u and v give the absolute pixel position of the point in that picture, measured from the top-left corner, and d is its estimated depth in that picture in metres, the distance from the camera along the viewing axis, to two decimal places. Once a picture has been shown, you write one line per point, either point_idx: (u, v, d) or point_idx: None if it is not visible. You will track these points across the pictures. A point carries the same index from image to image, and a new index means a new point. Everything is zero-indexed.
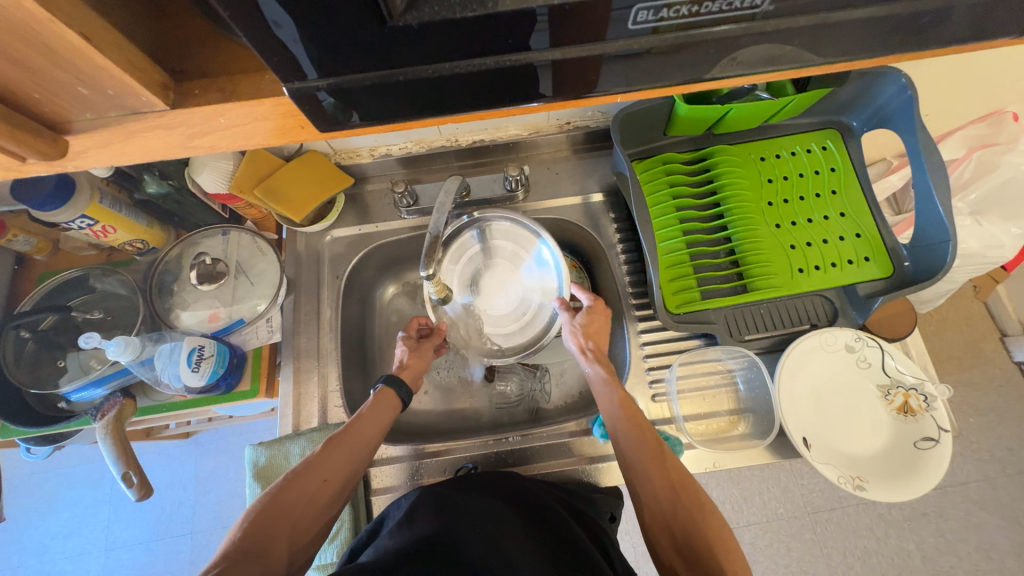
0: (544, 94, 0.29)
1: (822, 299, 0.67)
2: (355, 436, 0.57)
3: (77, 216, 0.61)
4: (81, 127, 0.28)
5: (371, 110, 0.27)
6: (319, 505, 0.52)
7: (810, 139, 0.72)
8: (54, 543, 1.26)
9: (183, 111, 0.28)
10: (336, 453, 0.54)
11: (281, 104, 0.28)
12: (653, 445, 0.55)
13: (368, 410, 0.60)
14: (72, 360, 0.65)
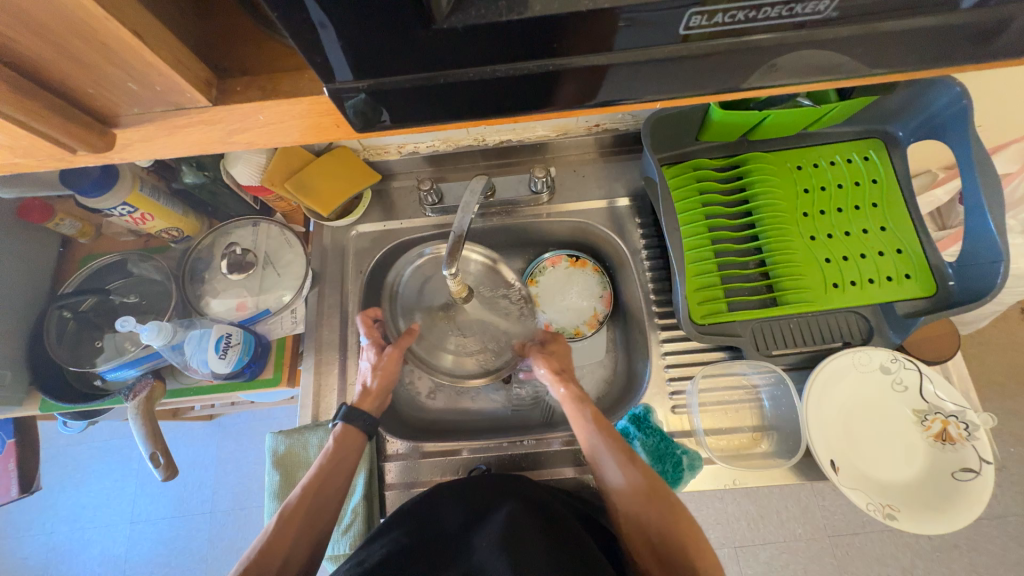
0: (584, 100, 0.28)
1: (857, 316, 0.64)
2: (329, 465, 0.59)
3: (120, 202, 0.63)
4: (127, 120, 0.29)
5: (409, 112, 0.27)
6: (311, 534, 0.55)
7: (851, 148, 0.69)
8: (84, 512, 1.32)
9: (225, 106, 0.28)
10: (317, 485, 0.58)
11: (320, 103, 0.28)
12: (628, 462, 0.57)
13: (335, 440, 0.61)
14: (108, 340, 0.68)
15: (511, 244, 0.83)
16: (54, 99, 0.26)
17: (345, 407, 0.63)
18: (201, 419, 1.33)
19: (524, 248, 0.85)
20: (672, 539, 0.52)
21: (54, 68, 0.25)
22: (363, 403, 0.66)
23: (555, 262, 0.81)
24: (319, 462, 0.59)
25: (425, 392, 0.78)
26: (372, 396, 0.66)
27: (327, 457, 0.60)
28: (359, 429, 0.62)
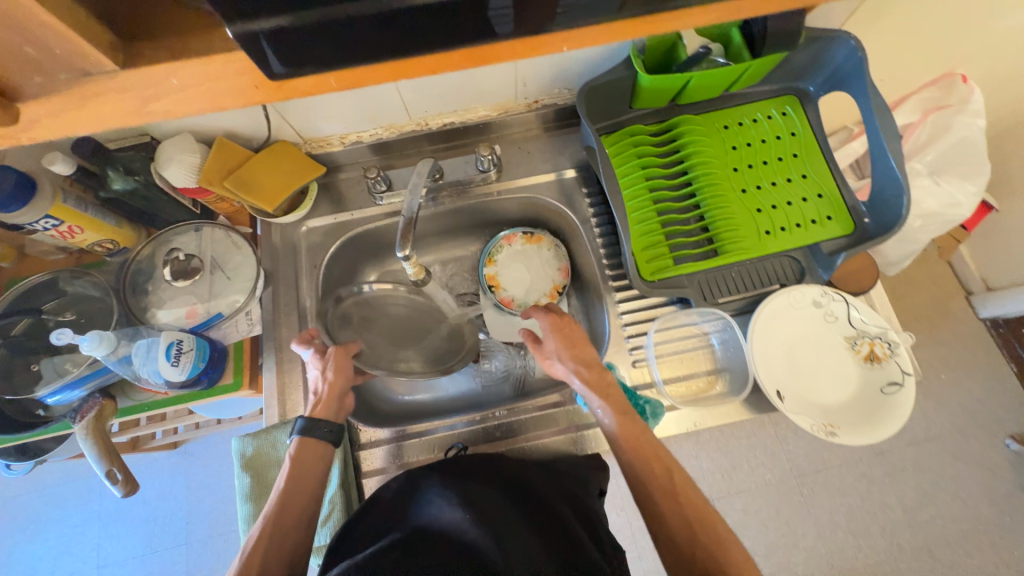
0: (488, 34, 0.29)
1: (789, 259, 0.69)
2: (297, 479, 0.56)
3: (42, 215, 0.60)
4: (30, 96, 0.28)
5: (316, 51, 0.28)
6: (286, 554, 0.51)
7: (770, 106, 0.75)
8: (43, 564, 1.23)
9: (133, 70, 0.28)
10: (286, 505, 0.54)
11: (234, 61, 0.29)
12: (652, 454, 0.55)
13: (296, 453, 0.57)
14: (47, 364, 0.64)
15: (466, 226, 0.85)
16: None
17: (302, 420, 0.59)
18: (164, 447, 1.27)
19: (480, 229, 0.86)
20: (680, 509, 0.52)
21: None
22: (316, 412, 0.61)
23: (511, 239, 0.83)
24: (284, 481, 0.55)
25: (395, 380, 0.78)
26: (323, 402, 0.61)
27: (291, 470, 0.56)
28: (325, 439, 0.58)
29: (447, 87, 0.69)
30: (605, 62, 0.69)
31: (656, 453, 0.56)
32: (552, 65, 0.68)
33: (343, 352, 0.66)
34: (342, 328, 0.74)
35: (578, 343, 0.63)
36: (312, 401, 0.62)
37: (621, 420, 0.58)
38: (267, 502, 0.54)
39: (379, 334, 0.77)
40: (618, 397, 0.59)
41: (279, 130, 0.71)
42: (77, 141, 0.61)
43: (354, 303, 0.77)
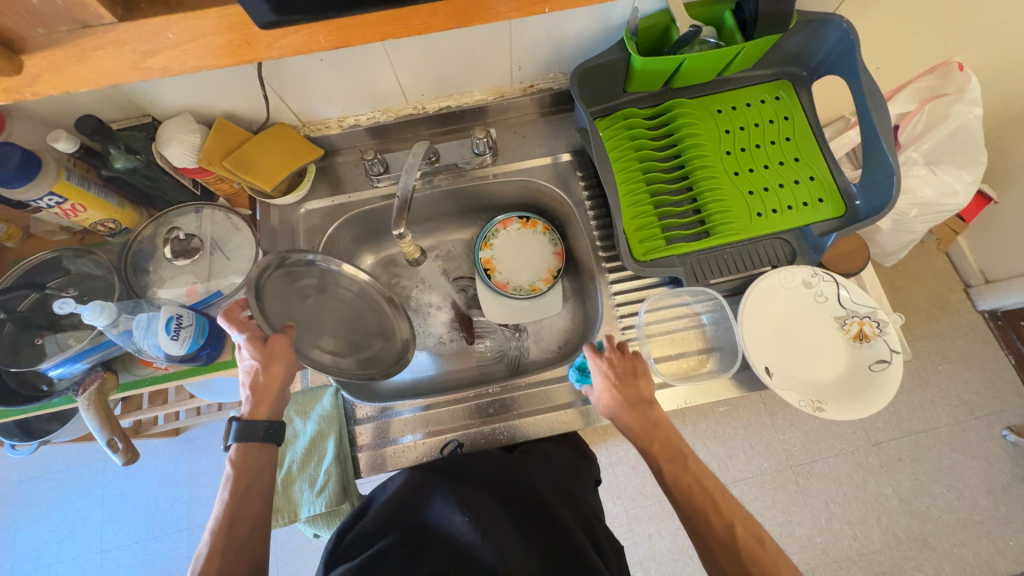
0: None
1: (780, 241, 0.70)
2: (244, 488, 0.55)
3: (46, 192, 0.61)
4: (35, 51, 0.30)
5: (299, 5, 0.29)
6: (243, 564, 0.52)
7: (763, 91, 0.75)
8: (48, 548, 1.25)
9: (132, 26, 0.30)
10: (236, 517, 0.53)
11: (227, 18, 0.30)
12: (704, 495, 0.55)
13: (234, 464, 0.55)
14: (50, 340, 0.65)
15: (462, 210, 0.86)
16: None
17: (238, 421, 0.57)
18: (167, 433, 1.29)
19: (476, 213, 0.87)
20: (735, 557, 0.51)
21: None
22: (250, 411, 0.58)
23: (507, 223, 0.84)
24: (228, 493, 0.54)
25: None
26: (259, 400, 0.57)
27: (233, 485, 0.54)
28: (267, 444, 0.57)
29: (443, 70, 0.70)
30: (599, 43, 0.70)
31: (712, 498, 0.55)
32: (547, 47, 0.69)
33: (280, 340, 0.59)
34: (280, 294, 0.64)
35: (638, 389, 0.61)
36: (246, 398, 0.58)
37: (676, 470, 0.57)
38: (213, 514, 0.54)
39: (314, 315, 0.67)
40: (674, 444, 0.58)
41: (277, 113, 0.72)
42: (82, 118, 0.61)
43: (309, 271, 0.67)
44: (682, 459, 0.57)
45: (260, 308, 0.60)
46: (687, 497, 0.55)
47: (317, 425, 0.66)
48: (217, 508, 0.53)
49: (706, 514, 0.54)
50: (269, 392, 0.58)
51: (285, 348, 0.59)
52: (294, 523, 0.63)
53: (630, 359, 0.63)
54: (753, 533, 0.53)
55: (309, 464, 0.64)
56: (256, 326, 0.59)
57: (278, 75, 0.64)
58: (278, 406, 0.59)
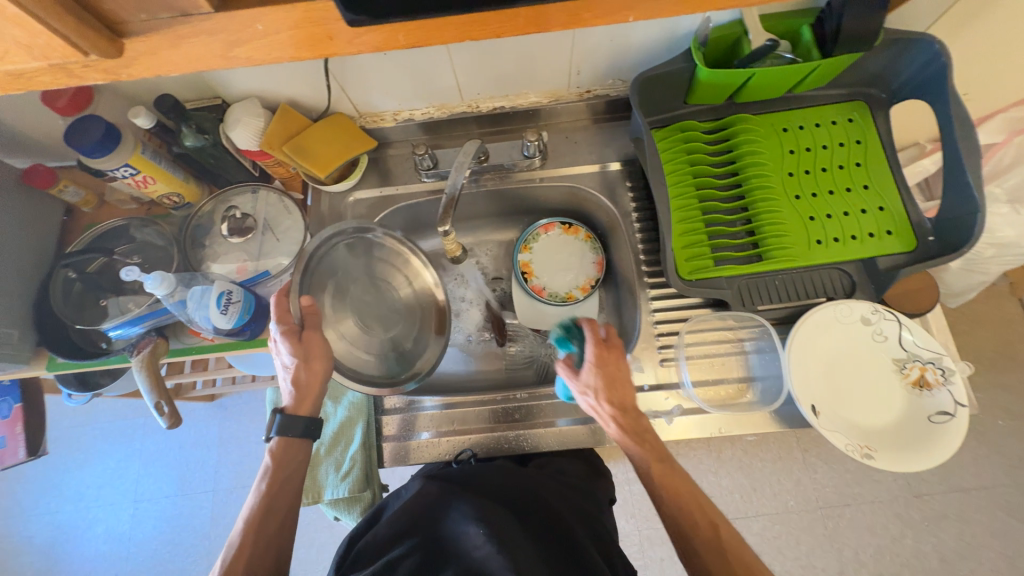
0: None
1: (840, 272, 0.66)
2: (278, 481, 0.57)
3: (122, 163, 0.65)
4: (137, 35, 0.31)
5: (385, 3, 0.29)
6: (269, 556, 0.53)
7: (835, 111, 0.71)
8: (89, 492, 1.34)
9: (226, 16, 0.30)
10: (268, 509, 0.55)
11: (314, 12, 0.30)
12: (693, 507, 0.53)
13: (273, 454, 0.58)
14: (113, 301, 0.71)
15: (505, 211, 0.85)
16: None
17: (281, 414, 0.58)
18: (202, 398, 1.35)
19: (518, 215, 0.87)
20: None
21: None
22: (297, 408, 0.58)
23: (548, 228, 0.83)
24: (264, 484, 0.56)
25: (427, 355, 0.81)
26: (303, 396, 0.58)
27: (270, 476, 0.56)
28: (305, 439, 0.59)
29: (501, 70, 0.70)
30: (663, 52, 0.68)
31: (705, 506, 0.53)
32: (609, 53, 0.67)
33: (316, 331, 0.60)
34: (332, 269, 0.67)
35: (622, 387, 0.58)
36: (291, 395, 0.58)
37: (666, 473, 0.54)
38: (247, 504, 0.55)
39: (361, 296, 0.69)
40: (654, 446, 0.56)
41: (337, 102, 0.74)
42: (160, 97, 0.65)
43: (370, 249, 0.71)
44: (669, 462, 0.56)
45: (306, 285, 0.64)
46: (683, 505, 0.53)
47: (347, 412, 0.67)
48: (252, 497, 0.55)
49: (704, 525, 0.51)
50: (311, 388, 0.58)
51: (321, 343, 0.60)
52: (317, 504, 0.66)
53: (618, 353, 0.60)
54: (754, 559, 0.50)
55: (335, 449, 0.66)
56: (294, 320, 0.60)
57: (343, 66, 0.66)
58: (317, 403, 0.60)
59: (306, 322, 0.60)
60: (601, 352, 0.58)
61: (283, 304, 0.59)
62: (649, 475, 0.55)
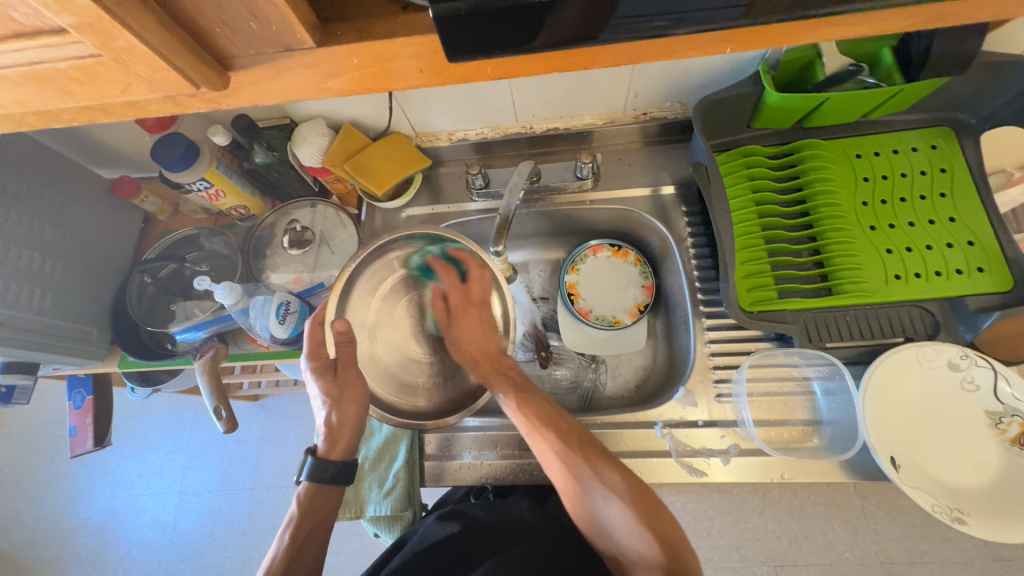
0: (677, 20, 0.26)
1: (921, 310, 0.60)
2: (304, 528, 0.58)
3: (198, 177, 0.70)
4: (239, 67, 0.28)
5: (502, 44, 0.26)
6: None
7: (915, 137, 0.66)
8: (139, 480, 1.40)
9: (328, 51, 0.27)
10: (289, 563, 0.55)
11: (412, 46, 0.27)
12: (562, 435, 0.56)
13: (300, 502, 0.59)
14: (181, 306, 0.74)
15: (554, 231, 0.85)
16: (175, 26, 0.24)
17: (313, 458, 0.60)
18: (247, 398, 1.41)
19: (565, 236, 0.86)
20: None
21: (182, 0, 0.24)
22: (328, 449, 0.61)
23: (597, 250, 0.82)
24: (288, 534, 0.57)
25: None
26: (334, 438, 0.61)
27: (296, 525, 0.57)
28: (330, 484, 0.60)
29: (557, 92, 0.70)
30: (726, 77, 0.66)
31: (565, 429, 0.57)
32: (671, 76, 0.66)
33: (345, 371, 0.61)
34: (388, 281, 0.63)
35: (474, 328, 0.64)
36: (325, 436, 0.61)
37: (521, 401, 0.60)
38: (272, 552, 0.57)
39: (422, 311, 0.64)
40: (519, 386, 0.61)
41: (396, 122, 0.76)
42: (238, 117, 0.70)
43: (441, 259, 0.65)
44: (524, 393, 0.61)
45: (347, 305, 0.60)
46: (535, 429, 0.57)
47: (391, 428, 0.68)
48: (276, 546, 0.56)
49: (549, 444, 0.56)
50: (343, 429, 0.61)
51: (355, 382, 0.61)
52: (358, 518, 0.66)
53: (481, 289, 0.65)
54: (638, 483, 0.53)
55: (379, 465, 0.67)
56: (327, 356, 0.62)
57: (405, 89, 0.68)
58: (350, 446, 0.62)
59: (342, 357, 0.59)
60: (450, 281, 0.65)
61: (316, 338, 0.61)
62: (510, 405, 0.60)
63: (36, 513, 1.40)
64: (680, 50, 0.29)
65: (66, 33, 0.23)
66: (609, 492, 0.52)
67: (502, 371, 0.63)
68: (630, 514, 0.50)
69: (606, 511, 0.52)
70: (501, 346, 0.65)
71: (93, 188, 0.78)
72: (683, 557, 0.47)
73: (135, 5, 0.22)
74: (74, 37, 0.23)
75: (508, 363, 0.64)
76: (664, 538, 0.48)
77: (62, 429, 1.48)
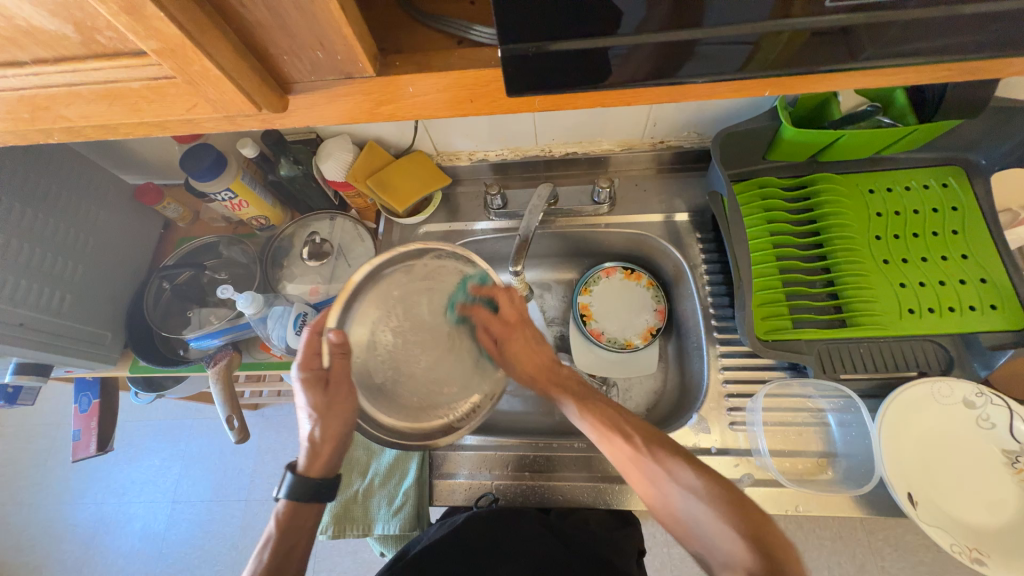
0: (713, 68, 0.28)
1: (935, 345, 0.60)
2: (285, 546, 0.54)
3: (224, 188, 0.71)
4: (297, 91, 0.30)
5: (546, 82, 0.28)
6: None
7: (926, 175, 0.68)
8: (132, 487, 1.38)
9: (384, 81, 0.29)
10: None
11: (463, 79, 0.29)
12: (643, 439, 0.53)
13: (278, 519, 0.56)
14: (197, 314, 0.75)
15: (568, 253, 0.86)
16: (247, 54, 0.26)
17: (292, 474, 0.57)
18: (248, 406, 1.40)
19: (578, 257, 0.86)
20: None
21: (256, 34, 0.26)
22: (310, 466, 0.57)
23: (610, 272, 0.83)
24: (267, 553, 0.54)
25: None
26: (317, 454, 0.57)
27: (274, 543, 0.54)
28: (314, 500, 0.56)
29: (577, 118, 0.72)
30: (742, 110, 0.68)
31: (632, 430, 0.54)
32: (690, 108, 0.68)
33: (337, 385, 0.55)
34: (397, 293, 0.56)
35: (525, 347, 0.64)
36: (305, 451, 0.57)
37: (584, 407, 0.58)
38: (250, 568, 0.53)
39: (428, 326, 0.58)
40: (592, 399, 0.59)
41: (418, 141, 0.78)
42: (266, 131, 0.71)
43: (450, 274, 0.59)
44: (587, 400, 0.59)
45: (349, 315, 0.54)
46: (603, 433, 0.54)
47: None
48: (254, 563, 0.53)
49: (618, 447, 0.53)
50: (326, 443, 0.57)
51: (345, 397, 0.56)
52: (365, 536, 0.65)
53: (517, 309, 0.64)
54: (717, 477, 0.48)
55: (390, 481, 0.66)
56: (320, 367, 0.57)
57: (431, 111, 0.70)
58: (332, 461, 0.59)
59: (335, 369, 0.54)
60: (485, 317, 0.61)
61: (313, 346, 0.56)
62: (574, 415, 0.58)
63: (26, 516, 1.37)
64: (721, 92, 0.31)
65: (148, 56, 0.25)
66: (685, 489, 0.48)
67: (561, 381, 0.64)
68: (708, 509, 0.46)
69: (687, 510, 0.47)
70: (552, 357, 0.66)
71: (117, 193, 0.79)
72: (779, 561, 0.41)
73: (217, 35, 0.24)
74: (154, 59, 0.25)
75: (566, 373, 0.65)
76: (755, 536, 0.42)
77: (60, 431, 1.47)
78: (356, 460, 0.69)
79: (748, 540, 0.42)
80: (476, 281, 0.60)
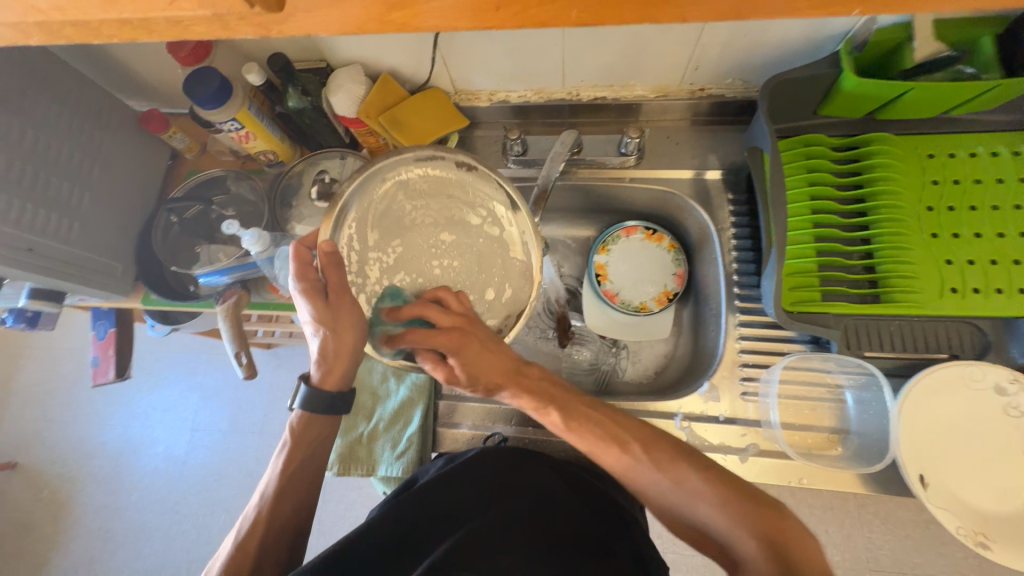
0: None
1: (972, 328, 0.57)
2: (295, 460, 0.57)
3: (230, 118, 0.67)
4: None
5: None
6: (286, 537, 0.55)
7: (996, 141, 0.61)
8: (153, 412, 1.45)
9: None
10: (283, 490, 0.56)
11: None
12: (642, 436, 0.51)
13: (294, 430, 0.57)
14: (205, 249, 0.74)
15: (588, 208, 0.81)
16: None
17: (307, 385, 0.58)
18: (260, 345, 1.43)
19: (598, 214, 0.82)
20: None
21: None
22: (326, 378, 0.57)
23: (631, 232, 0.79)
24: (281, 460, 0.56)
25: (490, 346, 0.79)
26: (328, 368, 0.57)
27: (289, 453, 0.56)
28: (328, 413, 0.58)
29: (610, 57, 0.64)
30: (798, 56, 0.61)
31: (627, 436, 0.51)
32: (739, 49, 0.61)
33: (339, 296, 0.53)
34: (393, 208, 0.57)
35: (481, 353, 0.54)
36: (315, 367, 0.57)
37: (569, 417, 0.53)
38: (266, 478, 0.57)
39: (427, 245, 0.59)
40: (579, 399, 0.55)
41: (435, 77, 0.72)
42: (274, 56, 0.66)
43: (446, 189, 0.59)
44: (567, 406, 0.54)
45: (343, 230, 0.54)
46: (591, 445, 0.52)
47: (409, 391, 0.67)
48: (270, 473, 0.56)
49: (613, 458, 0.51)
50: (339, 358, 0.56)
51: (350, 307, 0.54)
52: (369, 476, 0.67)
53: (457, 311, 0.55)
54: (722, 477, 0.48)
55: (394, 426, 0.67)
56: (317, 279, 0.54)
57: (451, 39, 0.63)
58: (344, 375, 0.58)
59: (330, 283, 0.52)
60: (420, 338, 0.53)
61: (304, 259, 0.54)
62: (556, 423, 0.54)
63: (59, 432, 1.46)
64: (797, 9, 0.27)
65: None
66: (694, 498, 0.47)
67: (531, 384, 0.55)
68: (718, 514, 0.46)
69: (693, 517, 0.47)
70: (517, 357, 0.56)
71: (123, 118, 0.76)
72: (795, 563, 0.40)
73: None
74: None
75: (537, 375, 0.56)
76: (769, 538, 0.42)
77: (84, 355, 1.53)
78: (362, 404, 0.70)
79: (760, 541, 0.43)
80: (391, 301, 0.57)
